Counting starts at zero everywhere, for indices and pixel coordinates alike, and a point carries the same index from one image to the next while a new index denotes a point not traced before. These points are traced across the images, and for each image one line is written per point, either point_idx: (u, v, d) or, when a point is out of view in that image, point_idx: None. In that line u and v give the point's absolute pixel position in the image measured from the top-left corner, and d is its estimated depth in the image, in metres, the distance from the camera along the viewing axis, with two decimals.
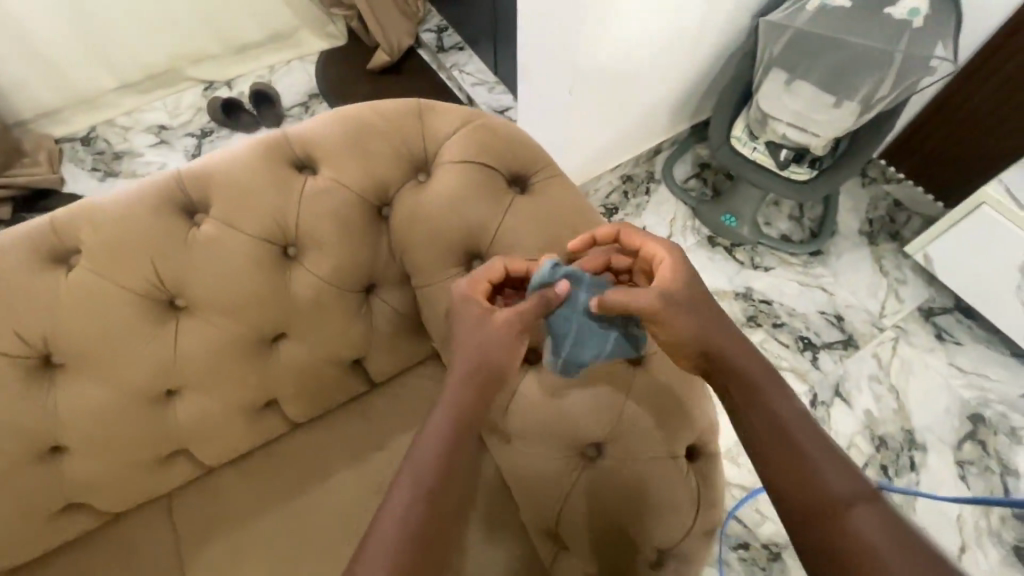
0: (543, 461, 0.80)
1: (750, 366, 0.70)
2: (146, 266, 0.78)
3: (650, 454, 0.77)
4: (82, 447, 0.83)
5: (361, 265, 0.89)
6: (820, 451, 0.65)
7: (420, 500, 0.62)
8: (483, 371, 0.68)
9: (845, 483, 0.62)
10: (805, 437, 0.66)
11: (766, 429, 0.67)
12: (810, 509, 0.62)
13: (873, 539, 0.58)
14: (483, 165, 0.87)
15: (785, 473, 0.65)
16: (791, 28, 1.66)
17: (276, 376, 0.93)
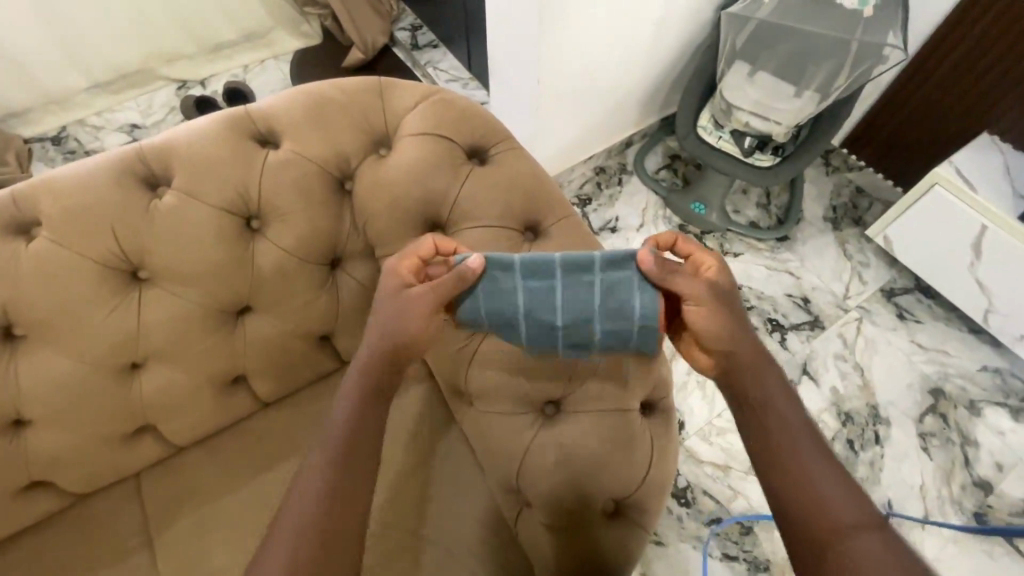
0: (504, 420, 0.85)
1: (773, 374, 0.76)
2: (107, 237, 0.79)
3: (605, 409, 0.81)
4: (45, 420, 0.83)
5: (324, 237, 0.91)
6: (825, 460, 0.70)
7: (337, 455, 0.69)
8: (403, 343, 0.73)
9: (845, 491, 0.67)
10: (812, 444, 0.70)
11: (779, 428, 0.72)
12: (806, 504, 0.66)
13: (864, 544, 0.63)
14: (442, 137, 0.90)
15: (792, 472, 0.69)
16: (753, 19, 1.72)
17: (244, 348, 0.94)
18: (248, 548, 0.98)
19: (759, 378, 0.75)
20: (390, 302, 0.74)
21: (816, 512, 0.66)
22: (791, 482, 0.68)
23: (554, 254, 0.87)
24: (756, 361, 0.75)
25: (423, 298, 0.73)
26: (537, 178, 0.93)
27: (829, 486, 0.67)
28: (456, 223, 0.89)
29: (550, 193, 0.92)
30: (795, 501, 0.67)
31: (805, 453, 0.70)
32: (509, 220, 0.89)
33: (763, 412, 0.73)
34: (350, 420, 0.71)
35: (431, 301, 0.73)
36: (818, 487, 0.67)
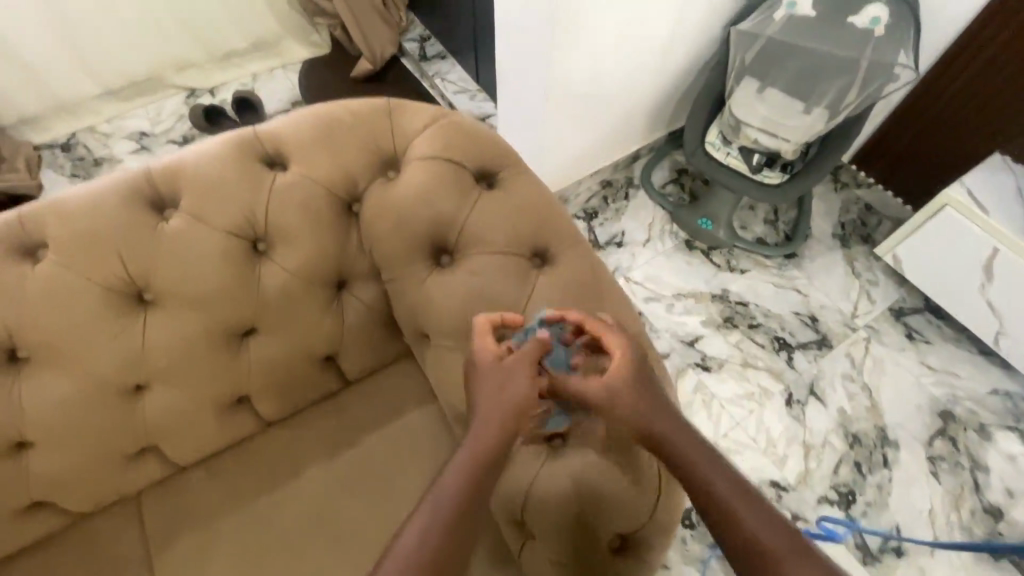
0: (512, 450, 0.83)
1: (679, 430, 0.72)
2: (114, 260, 0.79)
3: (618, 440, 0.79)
4: (47, 443, 0.83)
5: (330, 260, 0.90)
6: (754, 508, 0.66)
7: (442, 511, 0.65)
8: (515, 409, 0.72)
9: (784, 540, 0.63)
10: (738, 494, 0.67)
11: (703, 492, 0.68)
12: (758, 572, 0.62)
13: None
14: (450, 162, 0.90)
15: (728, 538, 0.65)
16: (762, 36, 1.71)
17: (248, 370, 0.94)
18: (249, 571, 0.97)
19: (669, 439, 0.71)
20: (492, 367, 0.75)
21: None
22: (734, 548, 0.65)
23: (562, 281, 0.86)
24: (648, 413, 0.73)
25: (524, 362, 0.75)
26: (545, 203, 0.91)
27: (768, 540, 0.63)
28: (464, 248, 0.88)
29: (559, 218, 0.91)
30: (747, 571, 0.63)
31: (736, 508, 0.66)
32: (517, 246, 0.88)
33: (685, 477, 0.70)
34: (468, 478, 0.68)
35: (527, 367, 0.74)
36: (759, 545, 0.63)
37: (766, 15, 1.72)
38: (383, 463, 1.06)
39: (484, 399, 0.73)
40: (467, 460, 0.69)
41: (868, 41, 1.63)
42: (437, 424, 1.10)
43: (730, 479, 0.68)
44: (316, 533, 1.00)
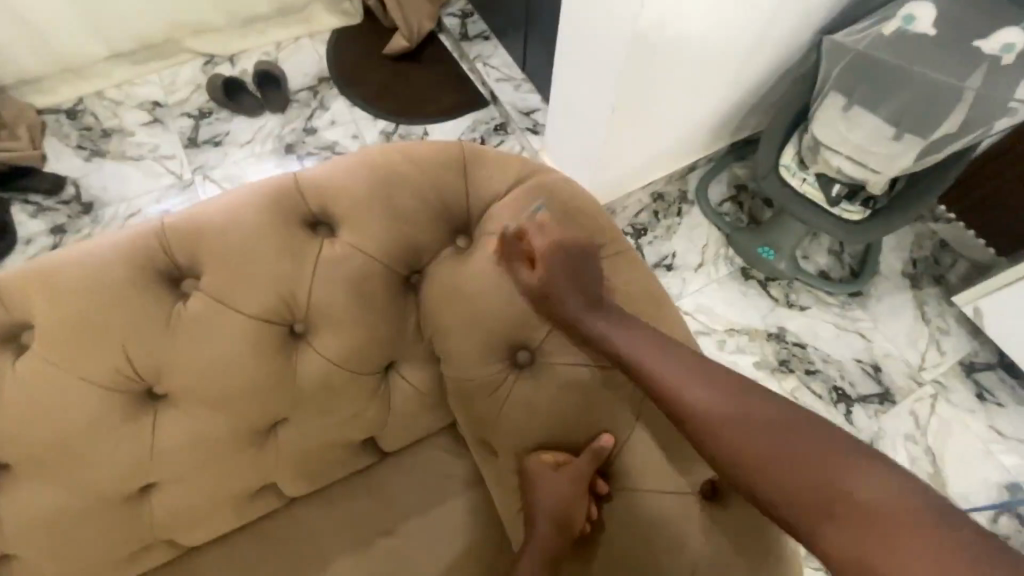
0: None
1: (665, 357, 0.67)
2: (116, 353, 0.63)
3: None
4: (35, 554, 0.69)
5: (381, 346, 0.74)
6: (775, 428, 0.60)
7: None
8: (563, 522, 0.70)
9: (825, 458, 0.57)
10: (753, 415, 0.61)
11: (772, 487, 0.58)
12: (815, 511, 0.56)
13: (887, 512, 0.53)
14: (537, 239, 0.72)
15: (770, 479, 0.58)
16: (857, 50, 1.31)
17: (274, 463, 0.78)
18: None
19: (662, 380, 0.65)
20: (546, 481, 0.70)
21: (832, 511, 0.55)
22: (779, 482, 0.58)
23: None
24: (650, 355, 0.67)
25: (576, 476, 0.69)
26: (653, 297, 0.75)
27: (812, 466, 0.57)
28: (551, 350, 0.71)
29: (665, 316, 0.75)
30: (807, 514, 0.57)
31: (762, 433, 0.60)
32: None
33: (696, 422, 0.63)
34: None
35: (582, 482, 0.69)
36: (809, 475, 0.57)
37: (871, 27, 1.32)
38: (422, 556, 0.92)
39: (536, 511, 0.70)
40: (529, 566, 0.70)
41: (989, 66, 1.22)
42: (483, 513, 0.95)
43: (741, 402, 0.62)
44: None
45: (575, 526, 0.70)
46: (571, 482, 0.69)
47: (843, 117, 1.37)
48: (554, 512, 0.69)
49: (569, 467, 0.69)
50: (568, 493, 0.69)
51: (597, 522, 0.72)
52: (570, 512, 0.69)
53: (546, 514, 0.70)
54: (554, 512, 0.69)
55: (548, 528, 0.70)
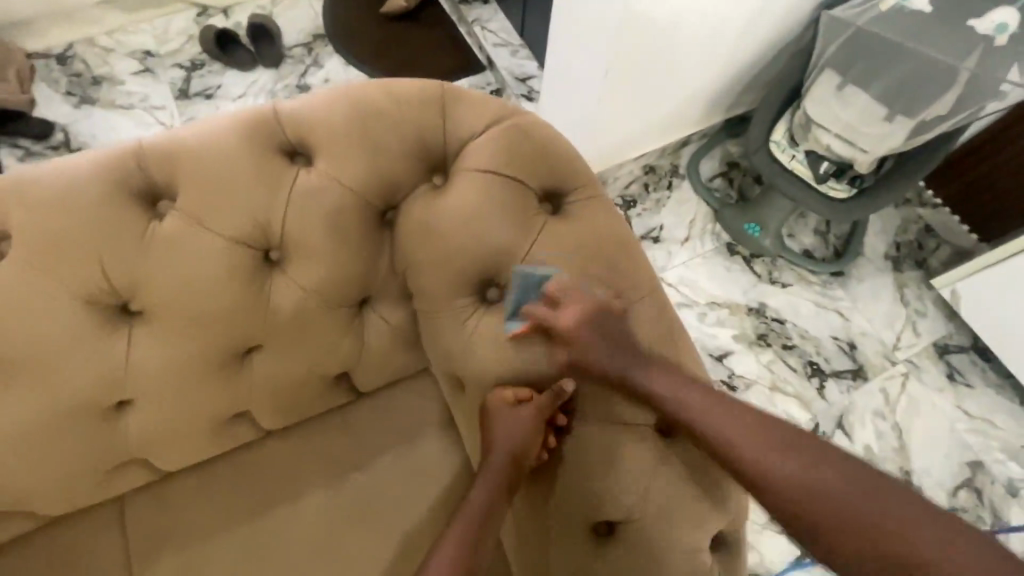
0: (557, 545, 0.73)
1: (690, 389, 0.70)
2: (93, 266, 0.64)
3: (682, 546, 0.69)
4: (13, 460, 0.71)
5: (355, 278, 0.75)
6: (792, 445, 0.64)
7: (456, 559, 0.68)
8: (516, 460, 0.72)
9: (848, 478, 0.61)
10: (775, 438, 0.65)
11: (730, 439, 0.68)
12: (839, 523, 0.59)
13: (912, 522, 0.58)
14: (510, 180, 0.74)
15: (796, 496, 0.61)
16: (855, 25, 1.29)
17: (247, 391, 0.81)
18: None
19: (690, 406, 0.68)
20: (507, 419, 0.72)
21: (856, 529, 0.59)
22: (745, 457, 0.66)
23: (630, 346, 0.72)
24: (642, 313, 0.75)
25: (536, 416, 0.71)
26: (622, 243, 0.77)
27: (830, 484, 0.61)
28: (518, 287, 0.73)
29: (633, 263, 0.76)
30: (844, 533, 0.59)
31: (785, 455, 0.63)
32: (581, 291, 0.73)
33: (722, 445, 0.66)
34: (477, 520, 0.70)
35: (541, 422, 0.71)
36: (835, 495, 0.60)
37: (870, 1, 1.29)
38: (392, 492, 0.95)
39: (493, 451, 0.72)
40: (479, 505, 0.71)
41: (981, 49, 1.20)
42: (454, 454, 0.98)
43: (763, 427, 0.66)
44: (314, 563, 0.91)
45: (527, 463, 0.73)
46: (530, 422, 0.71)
47: (835, 96, 1.38)
48: (509, 449, 0.72)
49: (530, 408, 0.71)
50: (526, 434, 0.71)
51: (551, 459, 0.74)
52: (523, 450, 0.72)
53: (503, 453, 0.72)
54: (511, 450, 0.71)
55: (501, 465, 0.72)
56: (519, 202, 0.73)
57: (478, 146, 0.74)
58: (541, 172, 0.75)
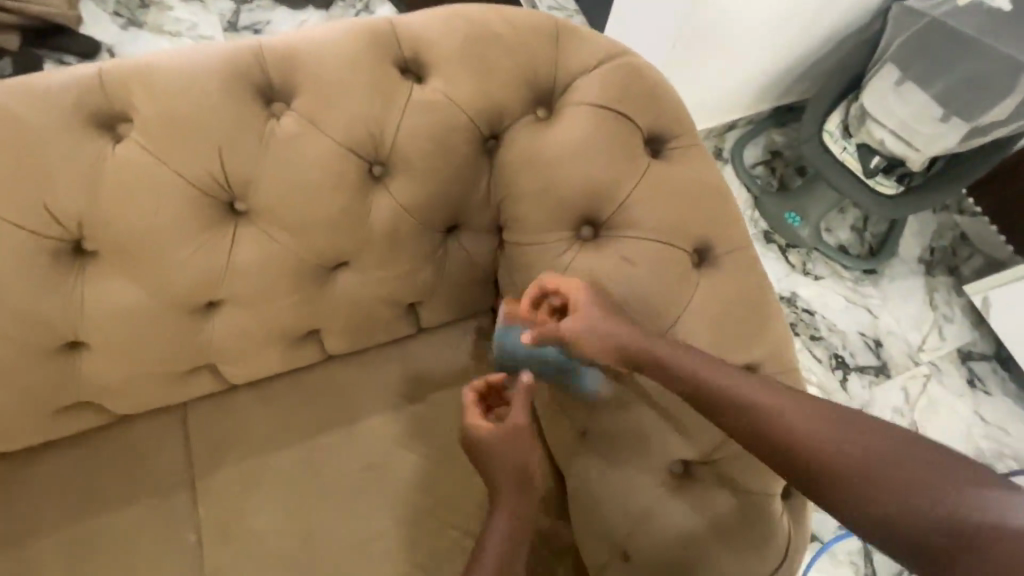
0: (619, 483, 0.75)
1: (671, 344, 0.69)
2: (209, 159, 0.65)
3: (752, 487, 0.71)
4: (105, 347, 0.72)
5: (451, 202, 0.76)
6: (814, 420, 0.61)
7: None
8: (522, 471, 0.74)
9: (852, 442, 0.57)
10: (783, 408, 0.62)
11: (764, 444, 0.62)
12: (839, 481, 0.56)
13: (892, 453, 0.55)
14: (618, 117, 0.74)
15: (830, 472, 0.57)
16: (927, 17, 1.26)
17: (329, 308, 0.81)
18: (293, 517, 0.90)
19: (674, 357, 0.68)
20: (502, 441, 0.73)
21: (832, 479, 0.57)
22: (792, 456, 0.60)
23: (720, 293, 0.73)
24: (729, 259, 0.75)
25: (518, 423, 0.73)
26: (719, 193, 0.76)
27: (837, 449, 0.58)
28: (616, 225, 0.74)
29: (729, 214, 0.76)
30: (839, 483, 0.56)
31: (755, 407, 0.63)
32: (677, 234, 0.73)
33: (727, 412, 0.65)
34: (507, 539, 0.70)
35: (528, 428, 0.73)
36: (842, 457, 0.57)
37: None
38: (449, 426, 0.97)
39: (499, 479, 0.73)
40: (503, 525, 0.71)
41: None
42: None
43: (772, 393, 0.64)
44: (369, 486, 0.93)
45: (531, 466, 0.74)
46: (509, 433, 0.73)
47: (893, 91, 1.37)
48: (510, 468, 0.73)
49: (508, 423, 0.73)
50: (517, 446, 0.73)
51: (593, 508, 0.76)
52: (523, 461, 0.74)
53: (506, 474, 0.73)
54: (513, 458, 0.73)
55: (511, 481, 0.73)
56: (622, 143, 0.73)
57: (585, 85, 0.74)
58: (648, 112, 0.75)
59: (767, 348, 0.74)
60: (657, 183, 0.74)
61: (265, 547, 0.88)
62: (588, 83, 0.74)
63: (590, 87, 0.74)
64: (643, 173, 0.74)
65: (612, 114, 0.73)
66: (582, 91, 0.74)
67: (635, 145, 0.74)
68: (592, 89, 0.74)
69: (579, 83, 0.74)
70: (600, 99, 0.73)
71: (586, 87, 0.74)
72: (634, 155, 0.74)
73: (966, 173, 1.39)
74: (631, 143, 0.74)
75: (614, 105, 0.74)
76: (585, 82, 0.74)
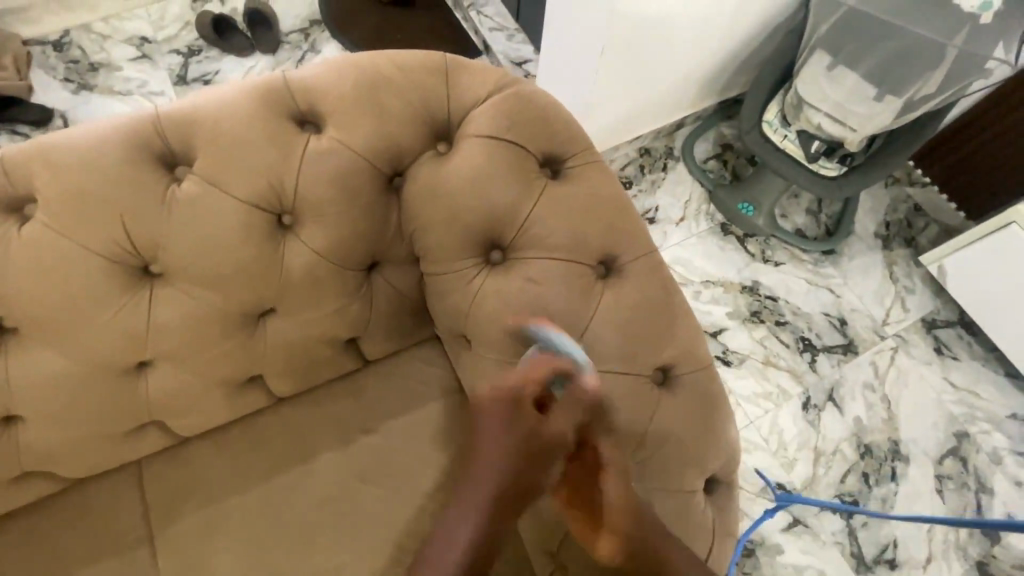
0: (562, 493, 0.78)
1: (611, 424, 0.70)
2: (115, 229, 0.68)
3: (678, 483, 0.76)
4: (41, 417, 0.75)
5: (364, 241, 0.78)
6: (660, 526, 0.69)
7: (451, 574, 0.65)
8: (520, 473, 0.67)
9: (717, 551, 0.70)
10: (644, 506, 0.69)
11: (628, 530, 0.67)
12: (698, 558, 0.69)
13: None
14: (512, 144, 0.77)
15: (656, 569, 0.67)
16: (846, 4, 1.28)
17: (262, 354, 0.84)
18: (252, 562, 0.91)
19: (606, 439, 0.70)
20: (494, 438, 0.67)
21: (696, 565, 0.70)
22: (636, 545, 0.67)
23: (629, 301, 0.76)
24: (636, 270, 0.78)
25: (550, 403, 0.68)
26: (621, 206, 0.80)
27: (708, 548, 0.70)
28: (522, 247, 0.77)
29: (632, 224, 0.79)
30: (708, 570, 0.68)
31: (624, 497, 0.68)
32: (581, 250, 0.76)
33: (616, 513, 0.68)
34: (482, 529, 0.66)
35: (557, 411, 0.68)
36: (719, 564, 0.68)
37: None
38: (401, 453, 0.99)
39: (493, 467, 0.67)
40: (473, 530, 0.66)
41: (969, 27, 1.19)
42: (460, 417, 1.02)
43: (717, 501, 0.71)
44: (325, 522, 0.94)
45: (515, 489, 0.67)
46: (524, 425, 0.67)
47: (825, 76, 1.39)
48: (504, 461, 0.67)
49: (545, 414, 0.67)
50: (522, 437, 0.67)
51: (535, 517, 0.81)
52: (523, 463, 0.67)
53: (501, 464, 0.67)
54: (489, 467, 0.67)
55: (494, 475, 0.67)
56: (518, 168, 0.76)
57: (480, 117, 0.77)
58: (543, 136, 0.79)
59: (679, 350, 0.77)
60: (556, 202, 0.77)
61: None
62: (482, 115, 0.77)
63: (483, 118, 0.77)
64: (543, 197, 0.77)
65: (506, 142, 0.77)
66: (476, 123, 0.77)
67: (532, 170, 0.77)
68: (485, 121, 0.77)
69: (471, 117, 0.78)
70: (493, 130, 0.76)
71: (480, 119, 0.77)
72: (528, 179, 0.77)
73: (905, 148, 1.42)
74: (526, 167, 0.77)
75: (508, 133, 0.77)
76: (480, 113, 0.78)
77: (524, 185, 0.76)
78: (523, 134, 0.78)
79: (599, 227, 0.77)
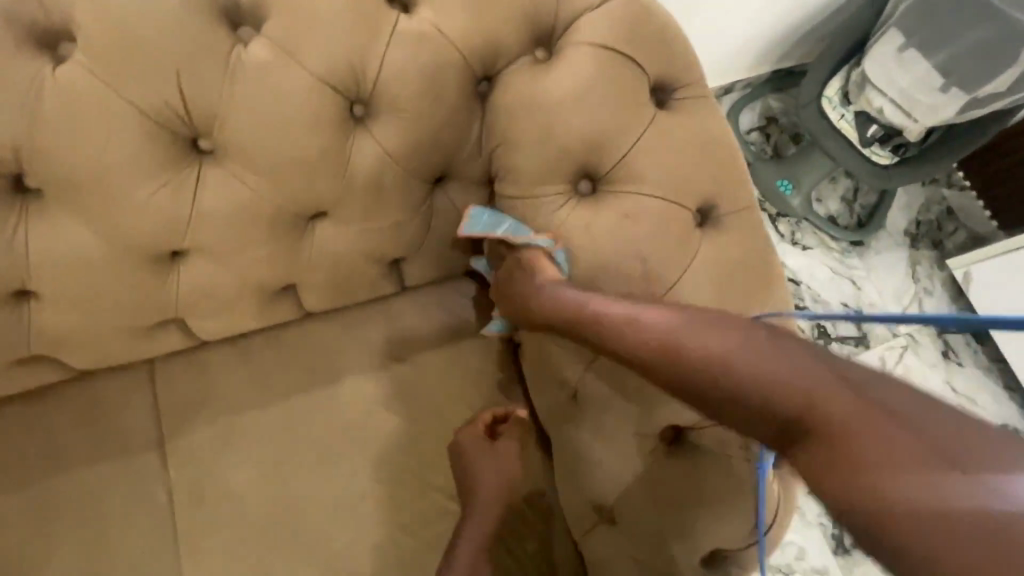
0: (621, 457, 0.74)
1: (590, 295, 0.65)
2: (168, 89, 0.58)
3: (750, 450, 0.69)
4: (58, 296, 0.67)
5: (440, 148, 0.70)
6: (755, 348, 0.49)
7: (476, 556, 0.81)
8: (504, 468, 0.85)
9: (939, 426, 0.38)
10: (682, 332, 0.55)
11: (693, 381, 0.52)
12: (844, 499, 0.39)
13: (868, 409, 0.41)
14: (625, 59, 0.68)
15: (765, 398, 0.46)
16: None
17: (306, 261, 0.76)
18: (268, 479, 0.86)
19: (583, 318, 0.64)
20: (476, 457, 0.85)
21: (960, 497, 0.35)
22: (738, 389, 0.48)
23: (725, 253, 0.70)
24: (734, 221, 0.71)
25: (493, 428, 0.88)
26: (727, 149, 0.72)
27: (913, 429, 0.39)
28: (618, 178, 0.69)
29: (736, 171, 0.72)
30: (936, 532, 0.35)
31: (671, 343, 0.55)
32: (682, 191, 0.69)
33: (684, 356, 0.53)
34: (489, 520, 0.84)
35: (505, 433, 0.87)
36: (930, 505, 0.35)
37: None
38: (434, 387, 0.93)
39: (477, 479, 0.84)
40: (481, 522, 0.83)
41: None
42: (499, 358, 0.96)
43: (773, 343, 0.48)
44: (348, 447, 0.89)
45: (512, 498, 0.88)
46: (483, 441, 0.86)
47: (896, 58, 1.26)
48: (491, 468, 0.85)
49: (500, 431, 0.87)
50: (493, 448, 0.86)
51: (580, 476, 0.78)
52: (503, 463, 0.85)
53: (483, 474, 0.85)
54: (495, 487, 0.84)
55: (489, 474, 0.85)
56: (625, 87, 0.68)
57: (593, 22, 0.67)
58: (658, 56, 0.70)
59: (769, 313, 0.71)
60: (663, 134, 0.69)
61: (240, 508, 0.85)
62: (592, 22, 0.67)
63: (596, 25, 0.67)
64: (649, 125, 0.68)
65: (618, 56, 0.67)
66: (585, 28, 0.67)
67: (641, 93, 0.69)
68: (599, 28, 0.67)
69: (577, 23, 0.68)
70: (604, 40, 0.67)
71: (591, 25, 0.67)
72: (636, 103, 0.68)
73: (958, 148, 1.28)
74: (634, 89, 0.68)
75: (621, 46, 0.68)
76: (591, 19, 0.68)
77: (631, 108, 0.68)
78: (636, 51, 0.68)
79: (704, 169, 0.70)
